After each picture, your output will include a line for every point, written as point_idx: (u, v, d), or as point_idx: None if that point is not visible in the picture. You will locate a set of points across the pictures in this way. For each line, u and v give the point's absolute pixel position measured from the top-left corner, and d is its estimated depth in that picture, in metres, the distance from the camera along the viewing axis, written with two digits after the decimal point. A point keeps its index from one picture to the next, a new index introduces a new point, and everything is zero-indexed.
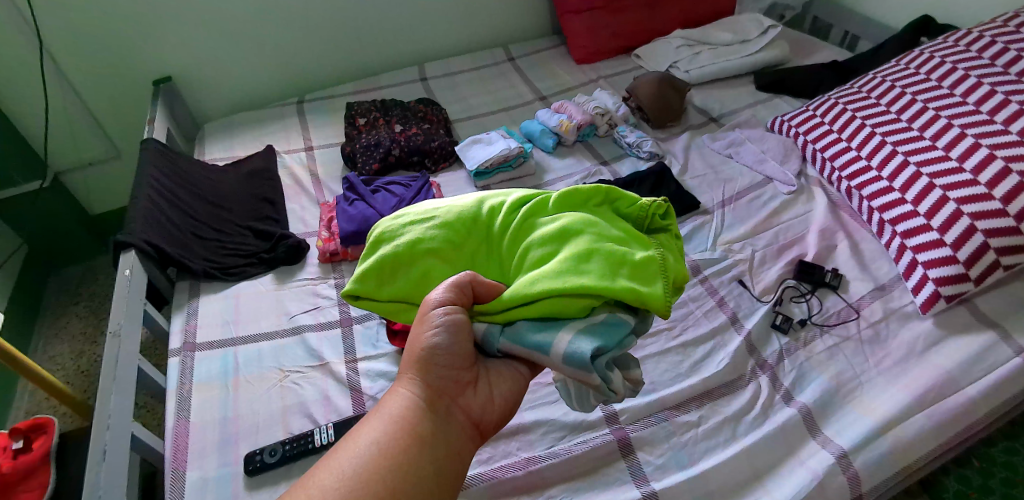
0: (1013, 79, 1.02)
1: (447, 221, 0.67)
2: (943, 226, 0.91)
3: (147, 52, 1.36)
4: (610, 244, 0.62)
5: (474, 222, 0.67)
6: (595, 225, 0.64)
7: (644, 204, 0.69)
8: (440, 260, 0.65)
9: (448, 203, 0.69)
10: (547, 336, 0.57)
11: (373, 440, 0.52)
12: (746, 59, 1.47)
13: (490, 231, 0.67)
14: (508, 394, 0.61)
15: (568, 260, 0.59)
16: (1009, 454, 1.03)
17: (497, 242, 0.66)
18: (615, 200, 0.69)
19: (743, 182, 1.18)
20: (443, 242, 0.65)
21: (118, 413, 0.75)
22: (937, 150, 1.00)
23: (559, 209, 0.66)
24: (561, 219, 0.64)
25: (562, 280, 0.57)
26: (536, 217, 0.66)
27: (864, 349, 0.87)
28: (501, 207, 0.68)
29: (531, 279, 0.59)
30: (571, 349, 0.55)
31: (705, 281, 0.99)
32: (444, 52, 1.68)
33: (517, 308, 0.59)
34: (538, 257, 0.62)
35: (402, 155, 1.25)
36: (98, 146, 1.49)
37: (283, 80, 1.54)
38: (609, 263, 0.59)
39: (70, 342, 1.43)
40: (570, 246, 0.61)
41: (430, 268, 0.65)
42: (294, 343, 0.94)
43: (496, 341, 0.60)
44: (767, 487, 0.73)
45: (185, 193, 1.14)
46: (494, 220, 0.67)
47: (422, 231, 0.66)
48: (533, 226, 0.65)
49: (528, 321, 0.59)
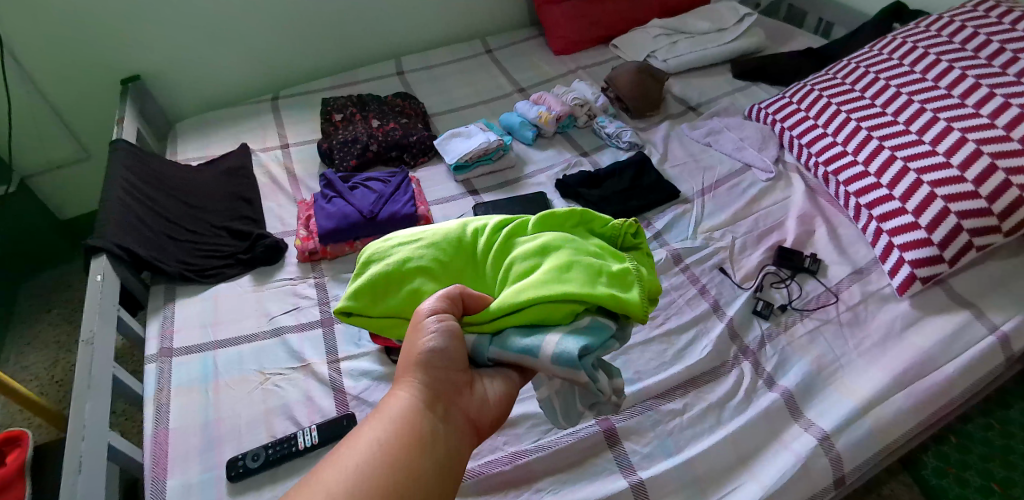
0: (984, 63, 1.04)
1: (434, 241, 0.67)
2: (918, 209, 0.93)
3: (116, 52, 1.33)
4: (589, 257, 0.62)
5: (459, 244, 0.67)
6: (573, 241, 0.64)
7: (616, 223, 0.70)
8: (430, 279, 0.64)
9: (433, 226, 0.70)
10: (533, 340, 0.56)
11: (372, 440, 0.48)
12: (723, 48, 1.48)
13: (475, 252, 0.66)
14: (504, 398, 0.59)
15: (550, 270, 0.60)
16: (986, 430, 1.06)
17: (481, 262, 0.65)
18: (590, 221, 0.70)
19: (722, 170, 1.19)
20: (432, 260, 0.65)
21: (95, 421, 0.73)
22: (911, 134, 1.01)
23: (538, 230, 0.67)
24: (541, 237, 0.65)
25: (548, 288, 0.58)
26: (516, 236, 0.66)
27: (844, 331, 0.88)
28: (483, 229, 0.68)
29: (517, 289, 0.59)
30: (560, 348, 0.55)
31: (687, 269, 0.99)
32: (422, 45, 1.66)
33: (503, 315, 0.58)
34: (522, 270, 0.61)
35: (380, 150, 1.23)
36: (66, 148, 1.45)
37: (259, 77, 1.50)
38: (590, 275, 0.60)
39: (44, 351, 1.39)
40: (551, 258, 0.62)
41: (420, 286, 0.64)
42: (275, 345, 0.92)
43: (487, 352, 0.58)
44: (752, 471, 0.74)
45: (158, 194, 1.11)
46: (478, 241, 0.67)
47: (411, 250, 0.66)
48: (515, 245, 0.65)
49: (516, 327, 0.58)
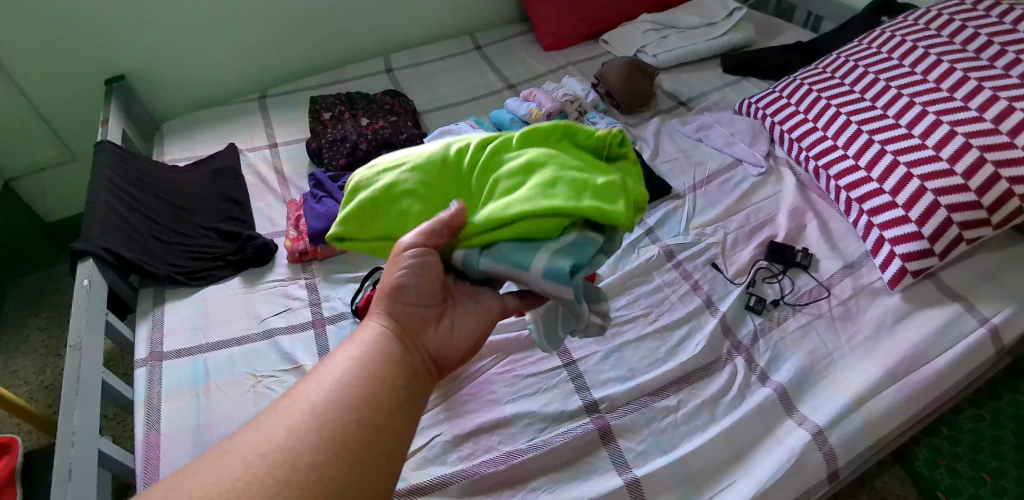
0: (972, 56, 1.04)
1: (420, 164, 0.64)
2: (908, 203, 0.93)
3: (100, 52, 1.30)
4: (572, 171, 0.61)
5: (443, 163, 0.65)
6: (556, 157, 0.63)
7: (600, 134, 0.67)
8: (418, 200, 0.63)
9: (418, 150, 0.67)
10: (524, 253, 0.57)
11: (341, 365, 0.51)
12: (713, 42, 1.47)
13: (461, 172, 0.64)
14: (473, 331, 0.61)
15: (534, 187, 0.58)
16: (976, 421, 1.07)
17: (467, 182, 0.64)
18: (574, 134, 0.67)
19: (713, 165, 1.19)
20: (418, 183, 0.63)
21: (84, 428, 0.72)
22: (901, 128, 1.01)
23: (522, 146, 0.65)
24: (524, 155, 0.62)
25: (531, 204, 0.57)
26: (501, 154, 0.64)
27: (836, 325, 0.89)
28: (468, 148, 0.65)
29: (501, 206, 0.58)
30: (551, 265, 0.56)
31: (680, 265, 0.99)
32: (411, 42, 1.64)
33: (492, 230, 0.58)
34: (506, 189, 0.60)
35: (370, 149, 1.21)
36: (50, 150, 1.43)
37: (247, 76, 1.48)
38: (575, 187, 0.59)
39: (32, 356, 1.37)
40: (535, 176, 0.60)
41: (408, 207, 0.63)
42: (266, 347, 0.91)
43: (479, 265, 0.59)
44: (747, 467, 0.74)
45: (145, 196, 1.10)
46: (463, 160, 0.65)
47: (397, 175, 0.65)
48: (499, 163, 0.63)
49: (506, 240, 0.58)
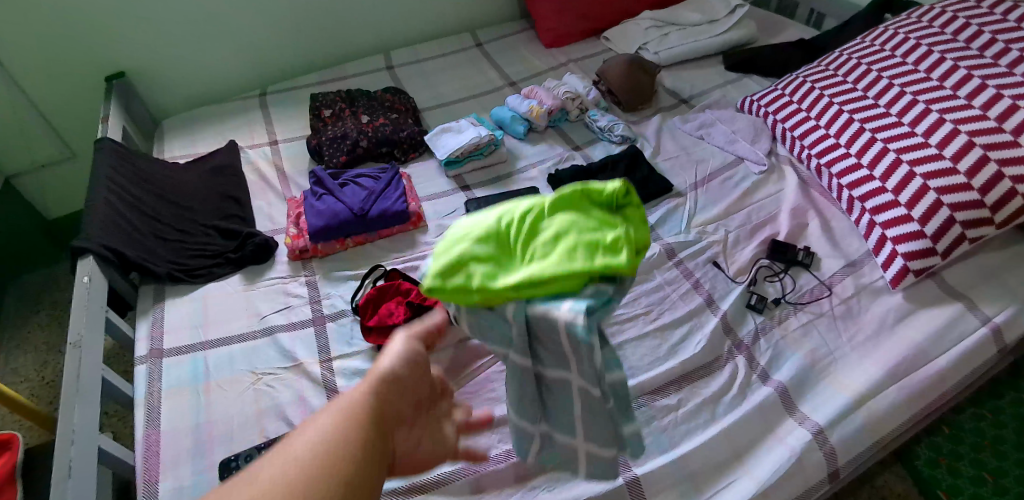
0: (976, 54, 1.03)
1: (474, 235, 0.58)
2: (911, 202, 0.92)
3: (100, 49, 1.30)
4: (594, 233, 0.56)
5: (494, 232, 0.58)
6: (581, 220, 0.57)
7: (614, 187, 0.60)
8: (479, 266, 0.56)
9: (467, 222, 0.60)
10: (546, 316, 0.53)
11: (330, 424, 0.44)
12: (714, 39, 1.47)
13: (508, 240, 0.58)
14: (428, 455, 0.58)
15: (568, 250, 0.54)
16: (977, 420, 1.07)
17: (514, 248, 0.57)
18: (592, 193, 0.60)
19: (714, 163, 1.19)
20: (478, 255, 0.56)
21: (84, 426, 0.72)
22: (904, 126, 1.01)
23: (555, 208, 0.59)
24: (557, 219, 0.57)
25: (565, 265, 0.52)
26: (537, 219, 0.58)
27: (838, 324, 0.88)
28: (513, 215, 0.59)
29: (539, 269, 0.53)
30: (571, 321, 0.51)
31: (680, 264, 0.99)
32: (411, 39, 1.64)
33: (513, 291, 0.54)
34: (545, 251, 0.55)
35: (370, 146, 1.21)
36: (50, 147, 1.43)
37: (247, 73, 1.48)
38: (593, 249, 0.54)
39: (33, 353, 1.37)
40: (570, 236, 0.55)
41: (471, 274, 0.55)
42: (266, 345, 0.91)
43: (506, 335, 0.56)
44: (748, 467, 0.74)
45: (145, 193, 1.09)
46: (507, 228, 0.58)
47: (456, 250, 0.57)
48: (538, 228, 0.57)
49: (529, 300, 0.54)
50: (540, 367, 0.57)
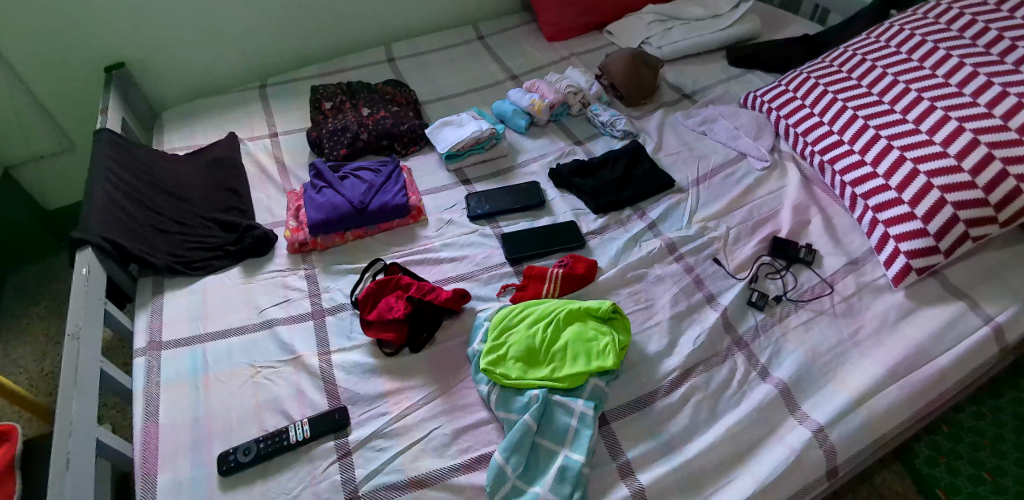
0: (982, 51, 1.03)
1: (515, 333, 0.83)
2: (914, 199, 0.92)
3: (99, 39, 1.29)
4: (596, 339, 0.81)
5: (529, 332, 0.83)
6: (587, 329, 0.83)
7: (607, 306, 0.84)
8: (518, 358, 0.80)
9: (505, 311, 0.87)
10: (557, 408, 0.76)
11: None
12: (717, 34, 1.45)
13: (537, 340, 0.82)
14: None
15: (581, 353, 0.80)
16: (976, 419, 1.07)
17: (542, 349, 0.81)
18: (594, 311, 0.84)
19: (717, 159, 1.18)
20: (519, 350, 0.81)
21: (82, 418, 0.72)
22: (908, 123, 1.00)
23: (569, 320, 0.84)
24: (571, 327, 0.83)
25: (579, 366, 0.78)
26: (557, 330, 0.83)
27: (838, 322, 0.88)
28: (541, 319, 0.85)
29: (561, 369, 0.79)
30: (581, 412, 0.75)
31: (681, 260, 0.99)
32: (413, 32, 1.63)
33: (539, 384, 0.78)
34: (563, 352, 0.80)
35: (370, 139, 1.21)
36: (49, 137, 1.42)
37: (246, 65, 1.47)
38: (592, 355, 0.79)
39: (32, 343, 1.37)
40: (579, 342, 0.81)
41: (513, 363, 0.80)
42: (265, 338, 0.91)
43: (515, 409, 0.77)
44: (747, 464, 0.74)
45: (144, 185, 1.09)
46: (537, 328, 0.83)
47: (502, 339, 0.83)
48: (559, 335, 0.82)
49: (549, 391, 0.77)
50: (540, 437, 0.74)
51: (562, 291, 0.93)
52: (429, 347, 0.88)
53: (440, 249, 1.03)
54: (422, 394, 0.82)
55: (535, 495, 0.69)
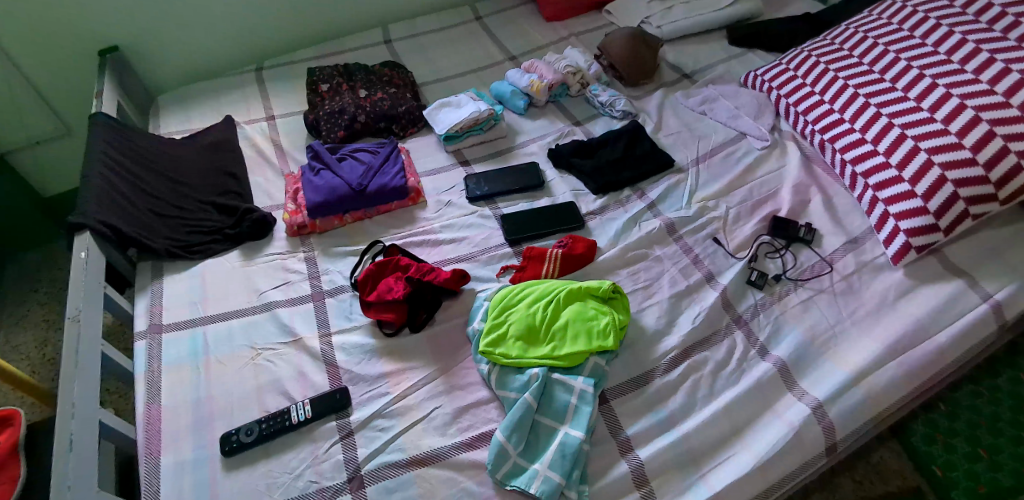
0: (985, 27, 1.01)
1: (515, 312, 0.84)
2: (914, 178, 0.91)
3: (92, 22, 1.27)
4: (596, 317, 0.81)
5: (529, 311, 0.83)
6: (586, 308, 0.83)
7: (607, 287, 0.84)
8: (518, 337, 0.81)
9: (503, 291, 0.87)
10: (557, 386, 0.77)
11: None
12: (718, 13, 1.44)
13: (537, 319, 0.82)
14: None
15: (580, 333, 0.80)
16: (973, 398, 1.07)
17: (542, 327, 0.81)
18: (593, 291, 0.85)
19: (717, 139, 1.17)
20: (519, 328, 0.81)
21: (84, 400, 0.72)
22: (909, 101, 0.99)
23: (568, 300, 0.84)
24: (570, 307, 0.83)
25: (578, 344, 0.79)
26: (557, 309, 0.83)
27: (838, 300, 0.88)
28: (540, 299, 0.84)
29: (561, 347, 0.79)
30: (580, 391, 0.75)
31: (680, 240, 0.98)
32: (410, 13, 1.61)
33: (538, 363, 0.78)
34: (562, 331, 0.80)
35: (368, 121, 1.20)
36: (45, 123, 1.41)
37: (243, 48, 1.45)
38: (592, 334, 0.80)
39: (32, 330, 1.37)
40: (578, 322, 0.81)
41: (513, 343, 0.80)
42: (265, 319, 0.91)
43: (515, 387, 0.78)
44: (746, 441, 0.74)
45: (141, 170, 1.08)
46: (536, 307, 0.83)
47: (502, 318, 0.83)
48: (558, 313, 0.83)
49: (550, 370, 0.78)
50: (540, 416, 0.75)
51: (562, 271, 0.93)
52: (429, 327, 0.88)
53: (439, 230, 1.03)
54: (422, 375, 0.82)
55: (535, 473, 0.69)
